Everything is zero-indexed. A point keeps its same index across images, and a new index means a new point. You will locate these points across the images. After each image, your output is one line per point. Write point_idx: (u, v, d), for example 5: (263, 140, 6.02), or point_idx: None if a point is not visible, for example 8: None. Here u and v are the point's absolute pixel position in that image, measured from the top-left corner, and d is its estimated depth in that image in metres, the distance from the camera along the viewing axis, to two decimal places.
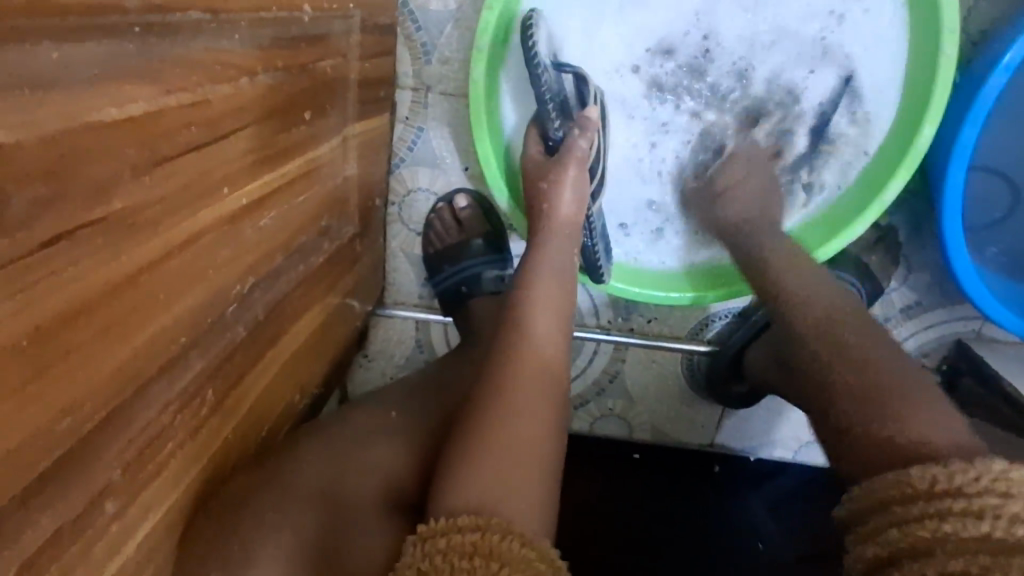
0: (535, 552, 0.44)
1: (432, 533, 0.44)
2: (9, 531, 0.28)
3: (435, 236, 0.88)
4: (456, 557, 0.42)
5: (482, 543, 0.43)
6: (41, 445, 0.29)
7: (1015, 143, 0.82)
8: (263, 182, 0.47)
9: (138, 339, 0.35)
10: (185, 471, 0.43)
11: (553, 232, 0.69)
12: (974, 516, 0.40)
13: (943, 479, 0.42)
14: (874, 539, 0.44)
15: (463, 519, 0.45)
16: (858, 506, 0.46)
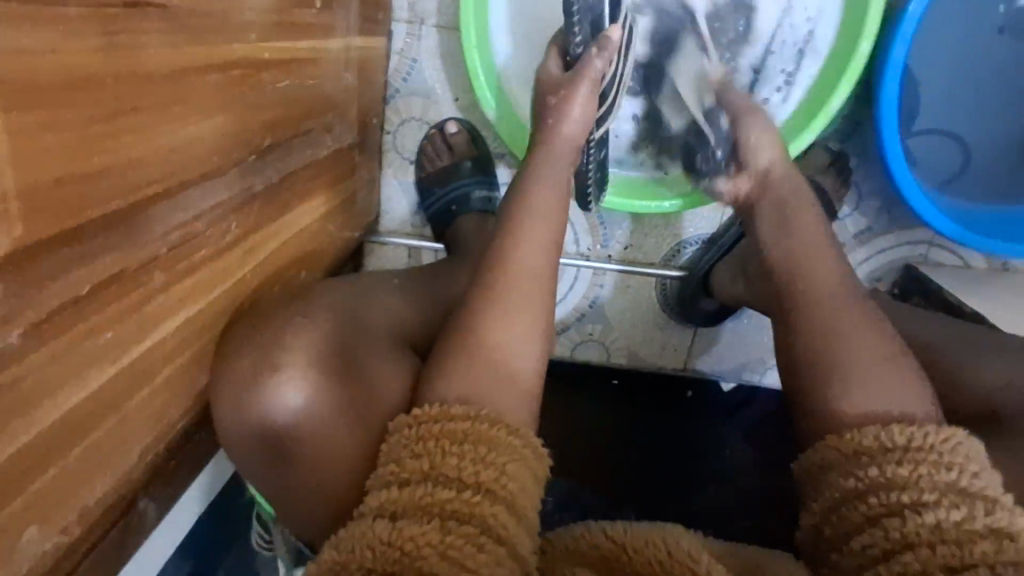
0: (520, 440, 0.50)
1: (427, 419, 0.50)
2: (89, 246, 0.35)
3: (426, 161, 0.95)
4: (447, 439, 0.48)
5: (472, 431, 0.49)
6: (113, 182, 0.36)
7: (953, 105, 0.92)
8: (282, 47, 0.54)
9: (184, 135, 0.42)
10: (211, 285, 0.50)
11: (557, 152, 0.70)
12: (946, 467, 0.48)
13: (922, 435, 0.50)
14: (852, 474, 0.50)
15: (454, 409, 0.51)
16: (836, 452, 0.52)
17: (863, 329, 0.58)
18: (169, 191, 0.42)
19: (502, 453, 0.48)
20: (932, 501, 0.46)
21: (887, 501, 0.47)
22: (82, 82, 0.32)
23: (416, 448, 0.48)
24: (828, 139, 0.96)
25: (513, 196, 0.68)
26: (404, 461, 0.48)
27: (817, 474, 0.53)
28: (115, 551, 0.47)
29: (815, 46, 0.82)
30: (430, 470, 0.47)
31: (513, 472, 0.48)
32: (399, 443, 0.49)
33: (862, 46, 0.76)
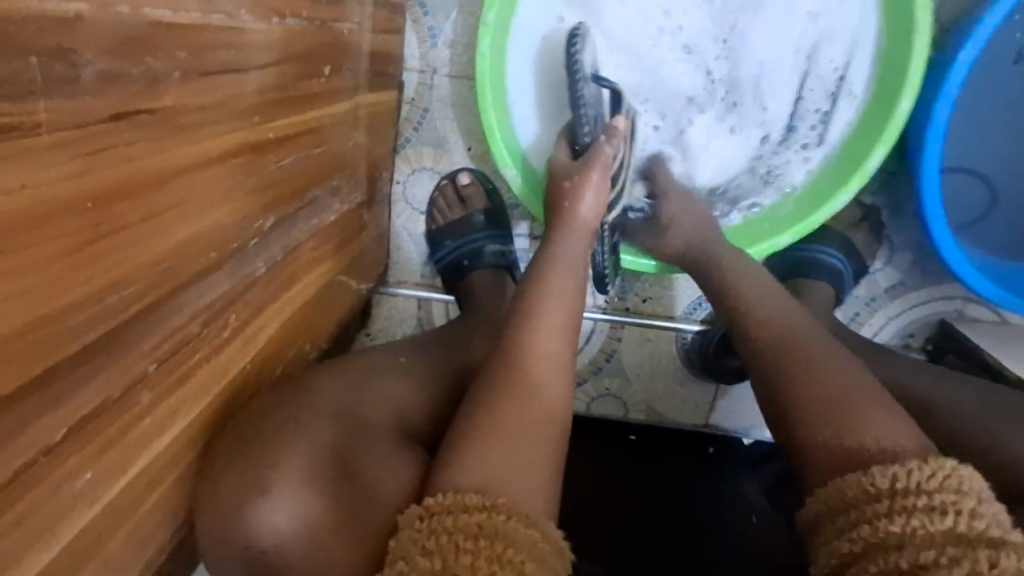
0: (538, 532, 0.44)
1: (440, 510, 0.45)
2: (65, 385, 0.31)
3: (437, 213, 0.91)
4: (462, 535, 0.42)
5: (488, 523, 0.43)
6: (93, 311, 0.32)
7: (988, 147, 0.88)
8: (286, 122, 0.50)
9: (175, 239, 0.38)
10: (205, 388, 0.45)
11: (572, 232, 0.66)
12: (940, 512, 0.42)
13: (906, 474, 0.45)
14: (846, 536, 0.45)
15: (469, 497, 0.45)
16: (825, 505, 0.48)
17: (806, 380, 0.55)
18: (158, 298, 0.37)
19: (518, 547, 0.42)
20: (931, 562, 0.40)
21: (885, 565, 0.42)
22: (51, 209, 0.28)
23: (429, 546, 0.42)
24: (862, 192, 0.92)
25: (533, 268, 0.64)
26: (413, 559, 0.42)
27: (815, 532, 0.48)
28: None
29: (844, 111, 0.79)
30: (441, 570, 0.41)
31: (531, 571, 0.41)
32: (408, 538, 0.44)
33: (905, 102, 0.72)
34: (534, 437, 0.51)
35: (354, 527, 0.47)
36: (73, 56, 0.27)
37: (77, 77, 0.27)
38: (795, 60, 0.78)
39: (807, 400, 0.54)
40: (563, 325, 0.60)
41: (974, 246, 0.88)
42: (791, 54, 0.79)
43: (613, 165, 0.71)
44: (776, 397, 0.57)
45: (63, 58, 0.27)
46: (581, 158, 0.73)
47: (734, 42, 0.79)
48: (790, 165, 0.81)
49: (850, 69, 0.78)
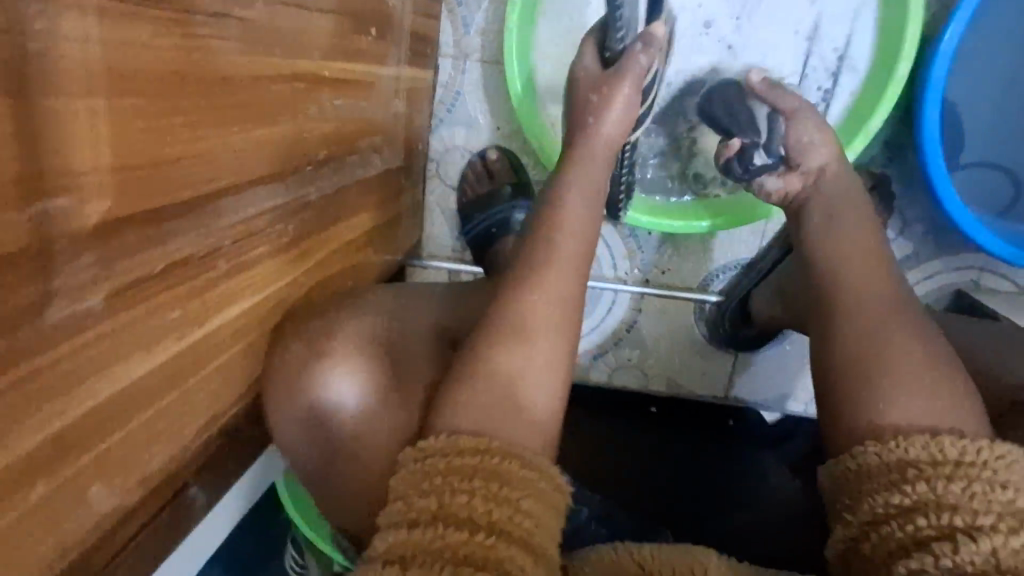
0: (533, 473, 0.47)
1: (432, 454, 0.48)
2: (166, 228, 0.39)
3: (468, 187, 0.99)
4: (458, 475, 0.45)
5: (483, 465, 0.46)
6: (187, 172, 0.40)
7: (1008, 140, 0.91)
8: (339, 68, 0.59)
9: (250, 137, 0.46)
10: (266, 284, 0.53)
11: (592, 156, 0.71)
12: (1001, 486, 0.42)
13: (974, 450, 0.44)
14: (897, 489, 0.44)
15: (464, 440, 0.48)
16: (878, 459, 0.47)
17: (906, 343, 0.52)
18: (232, 186, 0.45)
19: (513, 485, 0.45)
20: (986, 525, 0.40)
21: (936, 522, 0.41)
22: (165, 74, 0.35)
23: (426, 485, 0.45)
24: (871, 162, 0.94)
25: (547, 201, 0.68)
26: (411, 499, 0.45)
27: (852, 484, 0.48)
28: (163, 536, 0.48)
29: (848, 78, 0.84)
30: (439, 509, 0.44)
31: (528, 507, 0.45)
32: (404, 478, 0.47)
33: (901, 67, 0.77)
34: (541, 358, 0.56)
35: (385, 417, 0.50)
36: None
37: None
38: (801, 33, 0.84)
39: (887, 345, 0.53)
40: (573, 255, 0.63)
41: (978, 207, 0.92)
42: (797, 28, 0.84)
43: (645, 74, 0.73)
44: (857, 318, 0.56)
45: None
46: (610, 67, 0.75)
47: (748, 18, 0.84)
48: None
49: (849, 39, 0.83)
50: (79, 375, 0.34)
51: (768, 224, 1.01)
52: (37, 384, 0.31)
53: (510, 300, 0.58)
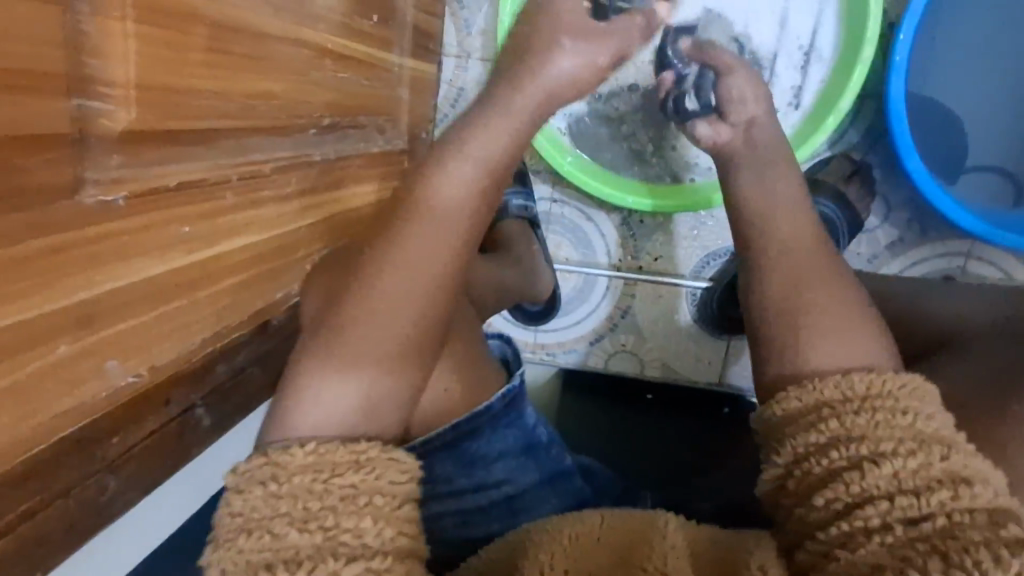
0: (409, 475, 0.44)
1: (296, 473, 0.43)
2: (182, 149, 0.45)
3: None
4: (337, 496, 0.41)
5: (359, 485, 0.42)
6: (200, 104, 0.46)
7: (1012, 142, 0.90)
8: (342, 44, 0.66)
9: (257, 86, 0.52)
10: (270, 226, 0.59)
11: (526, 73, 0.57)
12: (901, 412, 0.42)
13: (879, 382, 0.44)
14: (813, 429, 0.43)
15: (339, 455, 0.44)
16: (798, 404, 0.45)
17: (828, 291, 0.51)
18: (242, 128, 0.52)
19: (394, 496, 0.42)
20: (890, 449, 0.40)
21: (847, 453, 0.41)
22: (180, 12, 0.43)
23: (301, 514, 0.40)
24: (853, 149, 0.99)
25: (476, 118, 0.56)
26: (282, 532, 0.40)
27: (777, 431, 0.46)
28: (169, 446, 0.54)
29: (813, 68, 0.86)
30: (324, 541, 0.39)
31: (409, 514, 0.43)
32: (265, 502, 0.41)
33: (867, 49, 0.81)
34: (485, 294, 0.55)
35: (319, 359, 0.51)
36: None
37: None
38: (768, 28, 0.87)
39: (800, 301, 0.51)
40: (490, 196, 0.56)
41: (980, 202, 0.90)
42: (764, 22, 0.87)
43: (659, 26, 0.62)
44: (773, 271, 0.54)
45: None
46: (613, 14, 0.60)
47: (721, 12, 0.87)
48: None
49: (812, 32, 0.86)
50: (105, 255, 0.40)
51: None
52: (68, 255, 0.37)
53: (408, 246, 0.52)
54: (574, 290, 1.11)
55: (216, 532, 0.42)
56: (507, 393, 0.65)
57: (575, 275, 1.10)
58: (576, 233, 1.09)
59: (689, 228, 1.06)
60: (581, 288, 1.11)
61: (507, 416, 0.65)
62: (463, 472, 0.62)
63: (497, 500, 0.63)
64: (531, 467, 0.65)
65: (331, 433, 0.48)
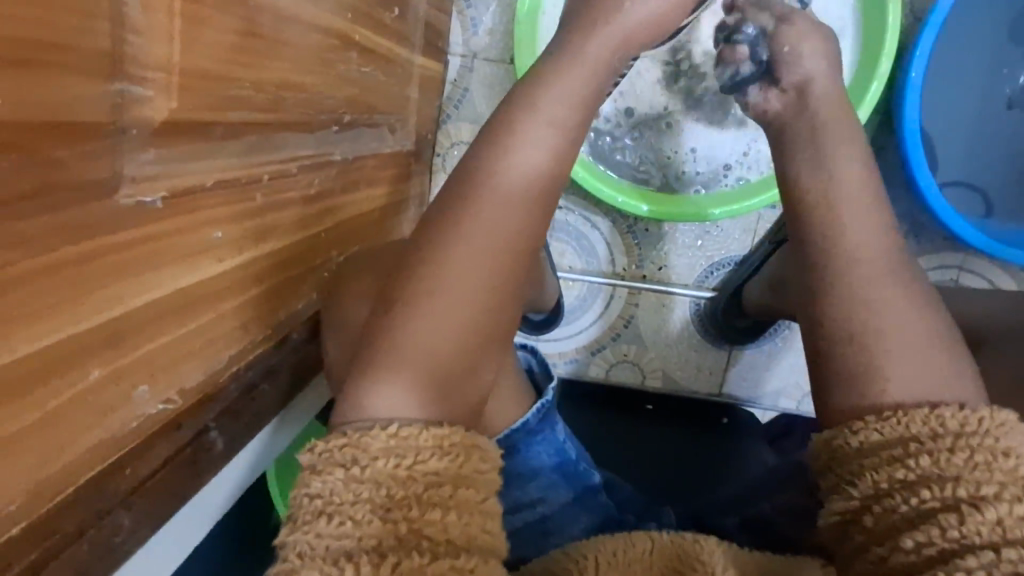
0: (490, 464, 0.43)
1: (378, 455, 0.40)
2: (217, 143, 0.40)
3: None
4: (422, 485, 0.39)
5: (446, 472, 0.40)
6: (236, 95, 0.41)
7: (1000, 164, 0.92)
8: (365, 36, 0.61)
9: (289, 77, 0.48)
10: (293, 231, 0.54)
11: (581, 45, 0.55)
12: (1000, 454, 0.39)
13: (974, 419, 0.41)
14: (899, 465, 0.40)
15: (425, 438, 0.41)
16: (880, 436, 0.42)
17: (888, 282, 0.47)
18: (274, 124, 0.47)
19: (480, 488, 0.41)
20: (990, 494, 0.38)
21: (941, 494, 0.38)
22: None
23: (385, 502, 0.38)
24: None
25: (515, 106, 0.53)
26: (364, 520, 0.38)
27: (851, 462, 0.43)
28: (183, 474, 0.48)
29: None
30: (407, 532, 0.37)
31: (494, 508, 0.41)
32: (344, 486, 0.39)
33: (883, 62, 0.81)
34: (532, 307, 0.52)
35: (365, 376, 0.46)
36: None
37: None
38: None
39: (864, 289, 0.47)
40: (537, 194, 0.51)
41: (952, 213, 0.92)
42: None
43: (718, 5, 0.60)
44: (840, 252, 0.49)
45: None
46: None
47: None
48: (756, 136, 0.89)
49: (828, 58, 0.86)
50: (139, 262, 0.35)
51: (760, 221, 1.03)
52: (102, 263, 0.32)
53: (466, 234, 0.48)
54: (577, 299, 1.09)
55: (294, 512, 0.40)
56: (540, 407, 0.61)
57: (578, 283, 1.08)
58: (580, 241, 1.07)
59: (694, 238, 1.05)
60: (585, 297, 1.09)
61: (541, 431, 0.60)
62: (500, 492, 0.59)
63: (532, 521, 0.59)
64: (564, 485, 0.61)
65: (398, 414, 0.44)
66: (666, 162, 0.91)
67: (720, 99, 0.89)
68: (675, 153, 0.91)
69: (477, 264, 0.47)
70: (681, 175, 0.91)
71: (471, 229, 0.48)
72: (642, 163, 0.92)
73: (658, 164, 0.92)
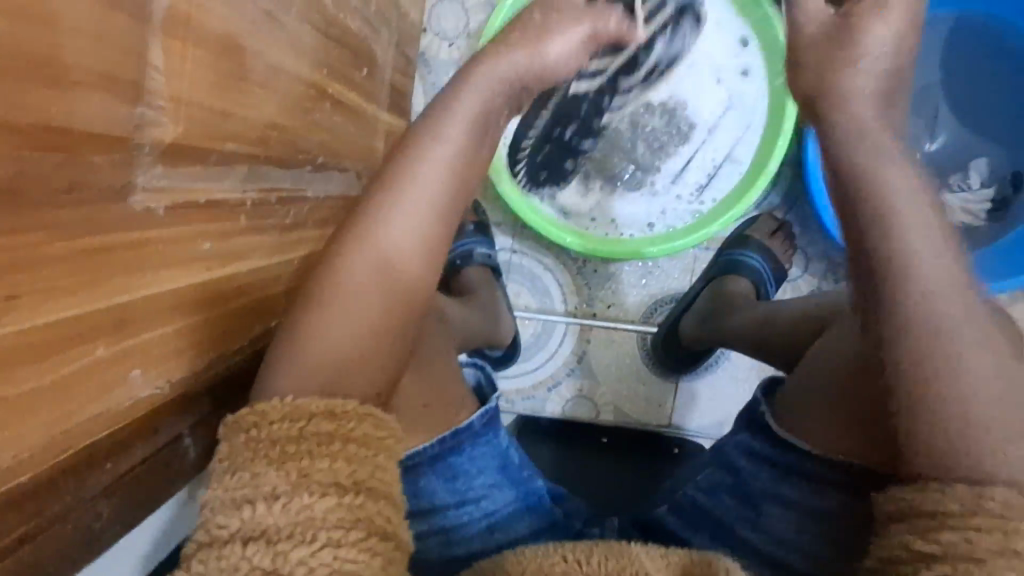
0: (385, 432, 0.48)
1: (278, 421, 0.46)
2: (212, 165, 0.47)
3: (473, 269, 1.05)
4: (314, 443, 0.45)
5: (337, 431, 0.46)
6: (229, 127, 0.48)
7: None
8: (338, 90, 0.70)
9: (274, 118, 0.55)
10: (269, 254, 0.60)
11: (471, 87, 0.63)
12: None
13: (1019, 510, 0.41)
14: (930, 535, 0.41)
15: (316, 406, 0.47)
16: (920, 503, 0.44)
17: (968, 302, 0.48)
18: (258, 157, 0.54)
19: (370, 445, 0.46)
20: None
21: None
22: (221, 34, 0.45)
23: (279, 456, 0.44)
24: (775, 209, 1.12)
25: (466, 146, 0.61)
26: (261, 472, 0.43)
27: (898, 521, 0.44)
28: (159, 475, 0.52)
29: (739, 150, 0.96)
30: (299, 478, 0.43)
31: (383, 461, 0.47)
32: (247, 448, 0.45)
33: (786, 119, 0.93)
34: None
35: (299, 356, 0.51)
36: None
37: None
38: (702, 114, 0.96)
39: (936, 315, 0.47)
40: (438, 207, 0.59)
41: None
42: (702, 108, 0.96)
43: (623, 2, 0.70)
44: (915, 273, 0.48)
45: None
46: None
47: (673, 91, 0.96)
48: (665, 208, 0.98)
49: (733, 124, 0.96)
50: (144, 259, 0.40)
51: (696, 261, 1.13)
52: (115, 256, 0.38)
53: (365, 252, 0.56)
54: (532, 337, 1.16)
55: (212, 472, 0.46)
56: (483, 412, 0.67)
57: (532, 322, 1.16)
58: (531, 281, 1.15)
59: (638, 277, 1.14)
60: (539, 334, 1.16)
61: (486, 435, 0.66)
62: (447, 487, 0.65)
63: (478, 516, 0.65)
64: (508, 485, 0.67)
65: (301, 389, 0.50)
66: (603, 210, 0.99)
67: (652, 155, 0.97)
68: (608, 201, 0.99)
69: (376, 280, 0.56)
70: (617, 220, 0.99)
71: (373, 240, 0.57)
72: (583, 211, 0.99)
73: (595, 212, 0.99)
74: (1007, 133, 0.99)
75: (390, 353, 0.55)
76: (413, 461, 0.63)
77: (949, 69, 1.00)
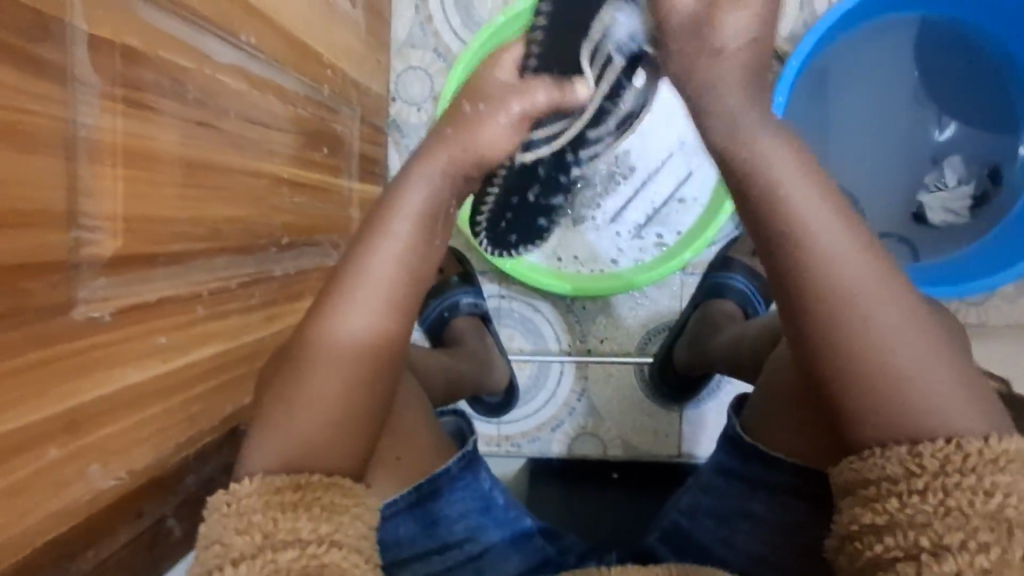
0: (353, 498, 0.47)
1: (246, 495, 0.46)
2: (160, 266, 0.52)
3: (460, 320, 1.07)
4: (279, 510, 0.45)
5: (302, 498, 0.46)
6: (176, 230, 0.53)
7: (899, 213, 0.99)
8: (296, 173, 0.74)
9: (225, 213, 0.60)
10: (237, 334, 0.64)
11: (417, 180, 0.58)
12: (985, 493, 0.40)
13: (963, 456, 0.41)
14: (872, 508, 0.42)
15: (282, 478, 0.47)
16: (874, 470, 0.44)
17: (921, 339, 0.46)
18: (211, 251, 0.58)
19: (338, 509, 0.46)
20: (956, 542, 0.38)
21: (904, 542, 0.40)
22: (158, 154, 0.50)
23: (243, 527, 0.44)
24: None
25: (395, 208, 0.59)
26: (230, 541, 0.43)
27: (856, 492, 0.44)
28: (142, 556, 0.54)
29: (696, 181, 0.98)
30: (264, 541, 0.43)
31: (350, 525, 0.45)
32: (218, 522, 0.45)
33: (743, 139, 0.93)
34: None
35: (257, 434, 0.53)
36: (180, 85, 0.52)
37: (183, 98, 0.53)
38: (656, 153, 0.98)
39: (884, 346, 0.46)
40: (394, 298, 0.54)
41: None
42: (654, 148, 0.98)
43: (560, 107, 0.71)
44: (824, 293, 0.47)
45: (175, 86, 0.52)
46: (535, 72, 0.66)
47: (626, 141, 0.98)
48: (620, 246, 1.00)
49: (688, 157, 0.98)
50: (91, 363, 0.45)
51: (683, 287, 1.14)
52: (63, 364, 0.42)
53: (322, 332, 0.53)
54: (530, 379, 1.17)
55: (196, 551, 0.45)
56: (463, 456, 0.66)
57: (529, 364, 1.17)
58: (523, 324, 1.17)
59: (627, 308, 1.15)
60: (536, 376, 1.17)
61: (465, 478, 0.66)
62: (428, 534, 0.64)
63: (462, 560, 0.64)
64: (494, 526, 0.66)
65: (263, 465, 0.49)
66: (573, 251, 1.01)
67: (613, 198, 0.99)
68: (578, 245, 1.01)
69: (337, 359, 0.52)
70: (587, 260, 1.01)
71: (336, 330, 0.52)
72: (556, 256, 1.01)
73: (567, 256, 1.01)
74: (994, 121, 0.97)
75: (358, 428, 0.52)
76: (391, 509, 0.61)
77: (925, 58, 0.97)
